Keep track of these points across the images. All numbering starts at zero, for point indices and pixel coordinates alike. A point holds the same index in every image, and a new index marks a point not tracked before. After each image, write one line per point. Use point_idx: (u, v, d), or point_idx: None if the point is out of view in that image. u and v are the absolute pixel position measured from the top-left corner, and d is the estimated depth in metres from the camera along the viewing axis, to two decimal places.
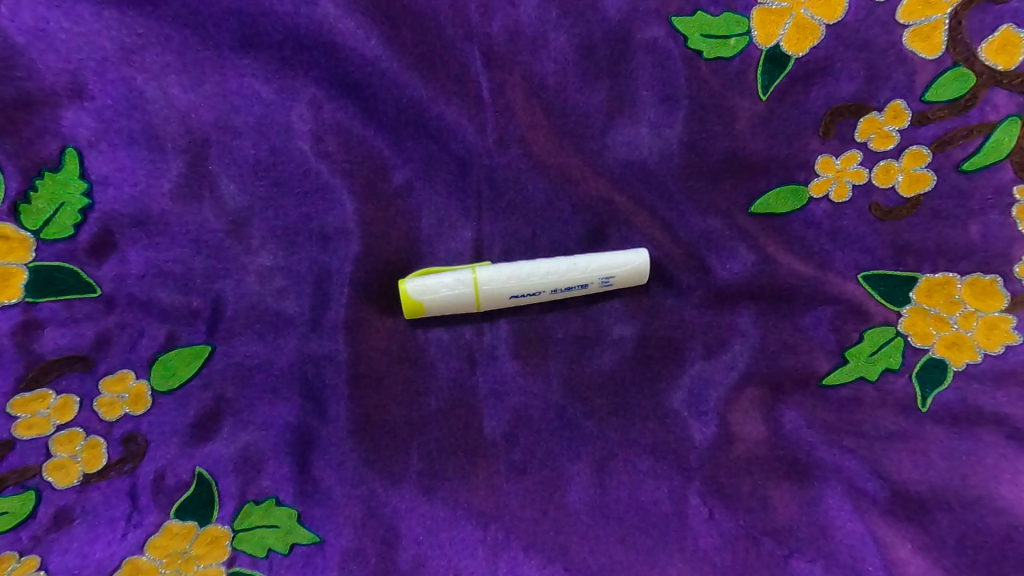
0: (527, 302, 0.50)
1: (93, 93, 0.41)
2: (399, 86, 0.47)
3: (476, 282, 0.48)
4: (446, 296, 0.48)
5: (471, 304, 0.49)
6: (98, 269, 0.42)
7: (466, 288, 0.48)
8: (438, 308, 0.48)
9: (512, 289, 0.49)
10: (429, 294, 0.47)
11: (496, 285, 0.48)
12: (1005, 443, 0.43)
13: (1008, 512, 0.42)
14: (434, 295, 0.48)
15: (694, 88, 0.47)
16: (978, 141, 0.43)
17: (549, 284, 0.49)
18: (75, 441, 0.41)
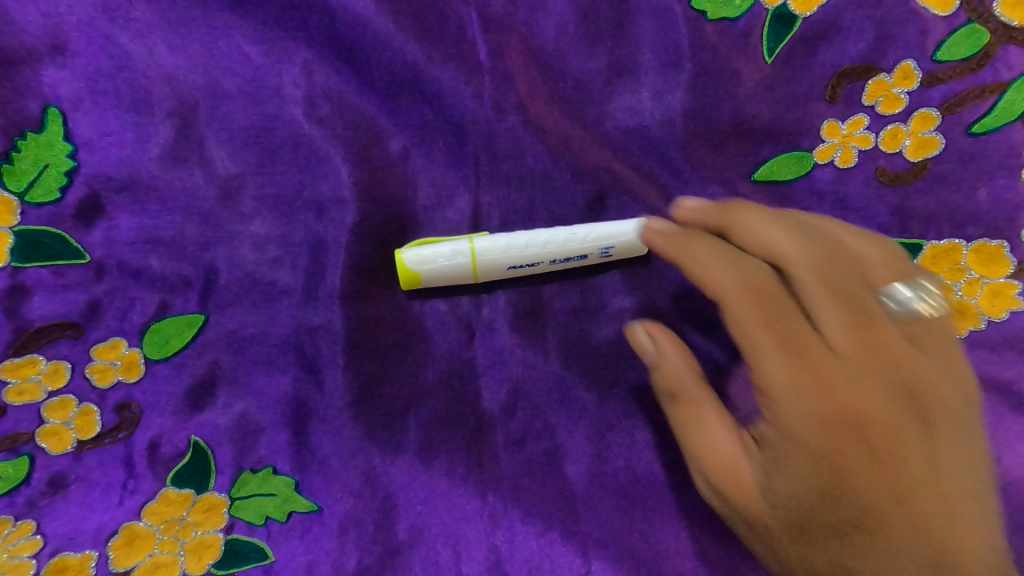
0: (526, 273, 0.49)
1: (76, 51, 0.40)
2: (393, 48, 0.45)
3: (474, 254, 0.47)
4: (443, 267, 0.47)
5: (469, 275, 0.48)
6: (87, 234, 0.41)
7: (464, 260, 0.47)
8: (435, 280, 0.48)
9: (511, 260, 0.48)
10: (426, 265, 0.47)
11: (494, 256, 0.47)
12: (1006, 411, 0.43)
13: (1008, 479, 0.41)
14: (433, 266, 0.47)
15: (698, 49, 0.45)
16: (990, 101, 0.42)
17: (548, 255, 0.48)
18: (67, 408, 0.40)
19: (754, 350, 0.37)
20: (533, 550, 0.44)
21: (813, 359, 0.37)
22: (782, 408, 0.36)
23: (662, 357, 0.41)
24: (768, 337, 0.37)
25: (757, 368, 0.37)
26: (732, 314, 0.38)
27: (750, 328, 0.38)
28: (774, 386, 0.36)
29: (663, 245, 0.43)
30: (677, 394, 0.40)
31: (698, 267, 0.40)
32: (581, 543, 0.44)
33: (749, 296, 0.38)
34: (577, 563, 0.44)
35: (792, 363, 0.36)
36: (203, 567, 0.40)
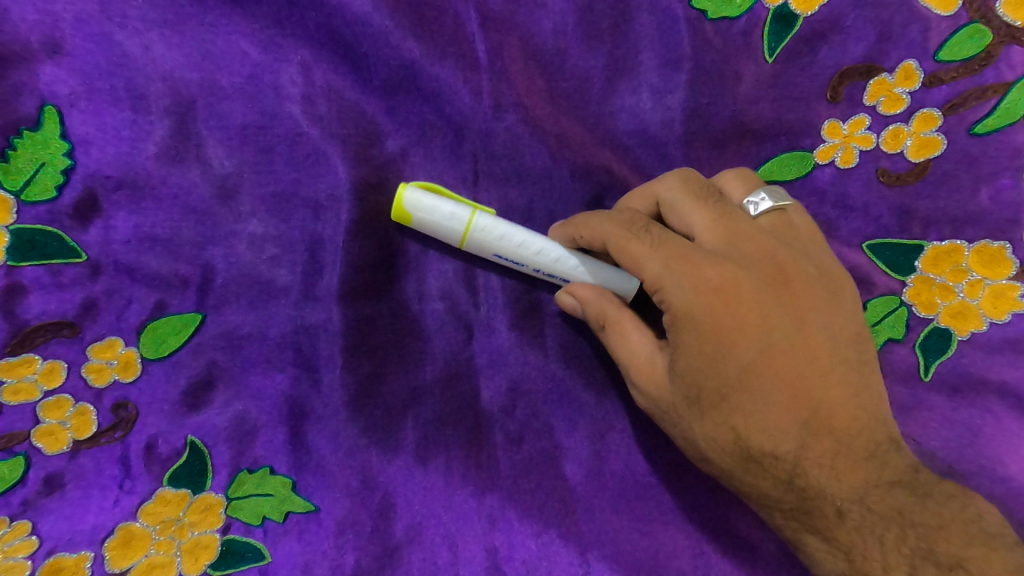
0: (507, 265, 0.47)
1: (73, 49, 0.40)
2: (392, 46, 0.45)
3: (469, 227, 0.45)
4: (434, 223, 0.45)
5: (454, 241, 0.46)
6: (83, 233, 0.41)
7: (457, 226, 0.45)
8: (424, 229, 0.46)
9: (499, 249, 0.46)
10: (420, 211, 0.45)
11: (486, 238, 0.45)
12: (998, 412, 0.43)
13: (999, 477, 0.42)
14: (426, 217, 0.45)
15: (698, 49, 0.45)
16: (993, 102, 0.41)
17: (535, 263, 0.46)
18: (63, 407, 0.40)
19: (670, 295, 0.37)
20: (530, 552, 0.44)
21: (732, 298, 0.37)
22: (705, 349, 0.36)
23: (587, 296, 0.43)
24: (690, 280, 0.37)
25: (668, 303, 0.38)
26: (644, 258, 0.38)
27: (663, 274, 0.37)
28: (694, 328, 0.36)
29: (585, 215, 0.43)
30: (609, 320, 0.42)
31: (608, 222, 0.41)
32: (578, 544, 0.44)
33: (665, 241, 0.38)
34: (575, 563, 0.44)
35: (708, 301, 0.36)
36: (199, 568, 0.40)
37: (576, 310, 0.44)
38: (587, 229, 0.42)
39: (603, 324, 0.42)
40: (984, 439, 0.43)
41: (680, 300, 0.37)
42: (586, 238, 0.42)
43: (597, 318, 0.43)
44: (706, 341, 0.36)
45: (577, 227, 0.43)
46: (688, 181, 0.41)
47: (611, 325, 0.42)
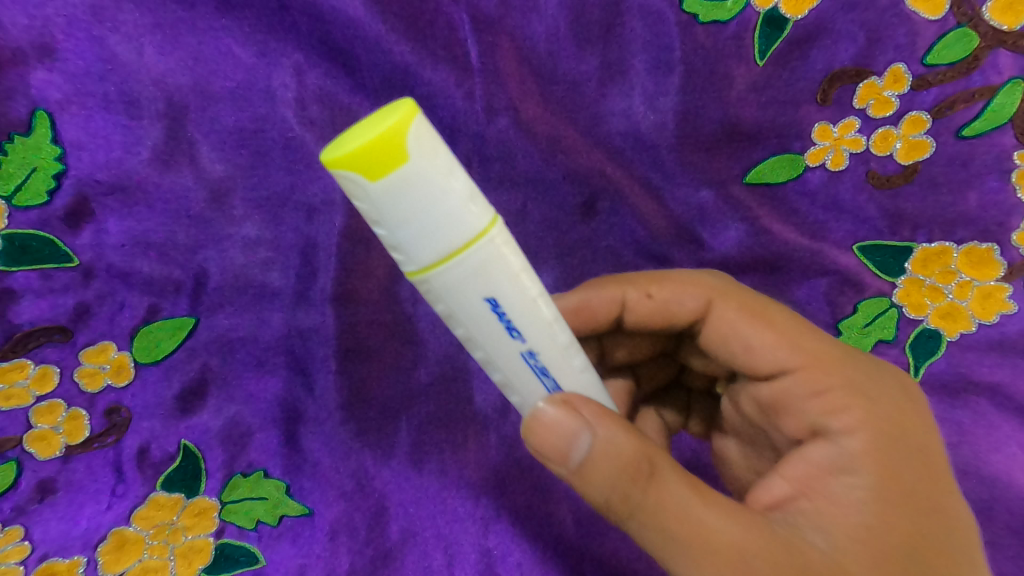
0: (483, 325, 0.31)
1: (63, 53, 0.40)
2: (384, 49, 0.45)
3: (478, 238, 0.28)
4: (415, 202, 0.27)
5: (439, 245, 0.28)
6: (75, 238, 0.41)
7: (469, 223, 0.28)
8: (399, 191, 0.27)
9: (499, 292, 0.30)
10: (405, 170, 0.26)
11: (499, 265, 0.29)
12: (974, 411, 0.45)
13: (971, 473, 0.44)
14: (429, 174, 0.27)
15: (690, 52, 0.45)
16: (980, 105, 0.42)
17: (532, 338, 0.32)
18: (55, 412, 0.40)
19: (839, 406, 0.36)
20: (524, 553, 0.44)
21: (903, 416, 0.36)
22: (879, 475, 0.34)
23: (612, 452, 0.32)
24: (857, 395, 0.36)
25: (850, 421, 0.35)
26: (791, 348, 0.39)
27: (834, 382, 0.37)
28: (872, 449, 0.35)
29: (664, 283, 0.44)
30: (654, 478, 0.32)
31: (725, 304, 0.42)
32: (572, 546, 0.45)
33: (816, 347, 0.39)
34: (568, 563, 0.44)
35: (889, 415, 0.36)
36: (193, 571, 0.41)
37: (582, 442, 0.32)
38: (663, 289, 0.44)
39: (650, 485, 0.32)
40: (963, 438, 0.45)
41: (850, 414, 0.36)
42: (661, 299, 0.43)
43: (633, 467, 0.32)
44: (883, 467, 0.34)
45: (644, 286, 0.44)
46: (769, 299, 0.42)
47: (663, 489, 0.32)
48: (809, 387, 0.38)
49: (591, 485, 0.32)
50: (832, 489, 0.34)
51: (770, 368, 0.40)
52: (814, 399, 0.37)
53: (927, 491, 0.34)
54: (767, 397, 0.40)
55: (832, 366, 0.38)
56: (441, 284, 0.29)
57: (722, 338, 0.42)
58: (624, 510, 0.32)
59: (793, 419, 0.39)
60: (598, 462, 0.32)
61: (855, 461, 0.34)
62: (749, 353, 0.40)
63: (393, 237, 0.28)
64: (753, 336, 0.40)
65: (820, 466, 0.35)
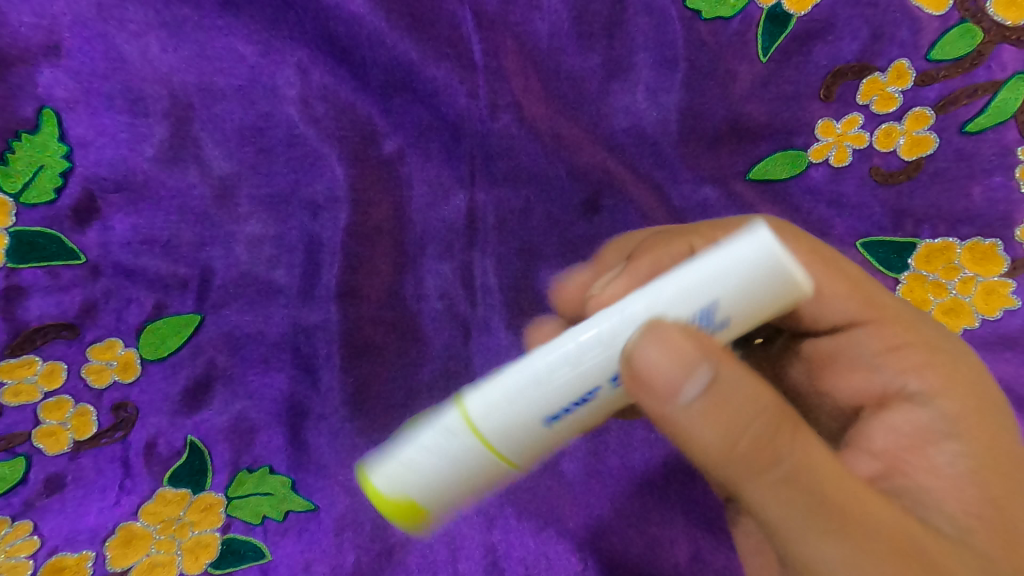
0: (527, 430, 0.27)
1: (70, 51, 0.40)
2: (387, 47, 0.45)
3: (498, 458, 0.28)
4: (417, 457, 0.29)
5: (449, 476, 0.29)
6: (82, 235, 0.41)
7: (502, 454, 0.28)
8: (429, 500, 0.29)
9: (506, 386, 0.27)
10: (398, 457, 0.29)
11: (489, 395, 0.27)
12: None
13: None
14: (420, 469, 0.29)
15: (693, 48, 0.45)
16: (983, 101, 0.42)
17: (582, 382, 0.27)
18: (63, 408, 0.41)
19: (917, 366, 0.33)
20: (528, 549, 0.45)
21: (979, 384, 0.33)
22: (981, 439, 0.31)
23: (730, 390, 0.27)
24: (933, 351, 0.33)
25: (936, 368, 0.32)
26: (864, 300, 0.35)
27: (906, 339, 0.34)
28: (969, 406, 0.32)
29: (714, 233, 0.42)
30: (792, 421, 0.27)
31: (794, 237, 0.36)
32: (576, 542, 0.45)
33: (882, 300, 0.35)
34: (572, 559, 0.45)
35: (974, 373, 0.33)
36: (199, 566, 0.41)
37: (690, 388, 0.27)
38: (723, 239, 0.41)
39: (792, 429, 0.27)
40: None
41: (933, 372, 0.32)
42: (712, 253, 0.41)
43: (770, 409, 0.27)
44: (982, 429, 0.31)
45: (707, 236, 0.42)
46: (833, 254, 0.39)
47: (799, 435, 0.27)
48: (882, 341, 0.34)
49: (706, 428, 0.27)
50: (932, 460, 0.30)
51: (840, 318, 0.36)
52: (887, 356, 0.34)
53: (1006, 465, 0.31)
54: (824, 350, 0.36)
55: (922, 328, 0.35)
56: (491, 456, 0.28)
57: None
58: (756, 459, 0.27)
59: (857, 376, 0.35)
60: (720, 403, 0.27)
61: (953, 425, 0.31)
62: (821, 301, 0.35)
63: (428, 501, 0.29)
64: (823, 276, 0.35)
65: (911, 435, 0.31)
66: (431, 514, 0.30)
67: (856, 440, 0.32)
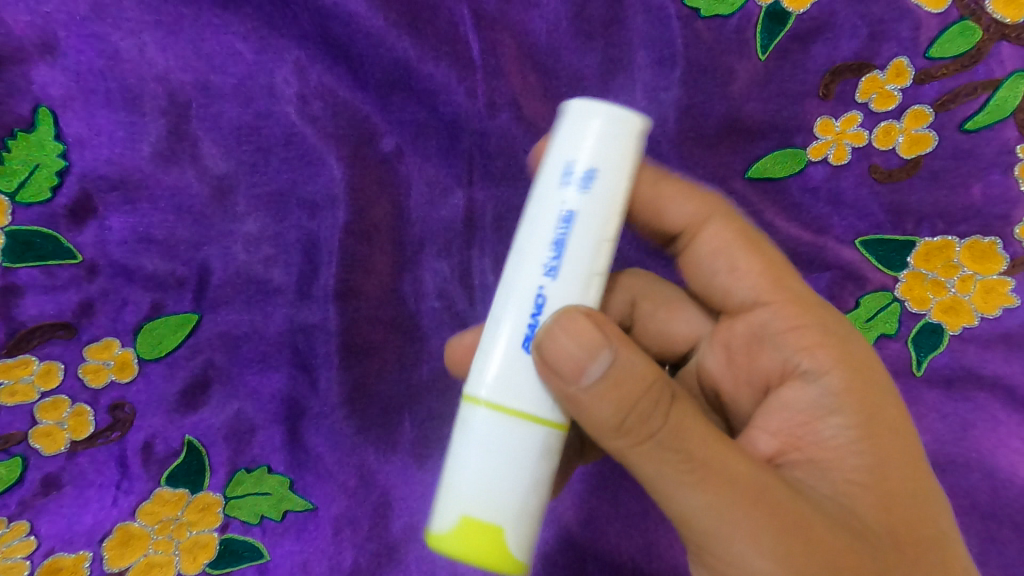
0: (526, 377, 0.29)
1: (65, 50, 0.40)
2: (386, 46, 0.45)
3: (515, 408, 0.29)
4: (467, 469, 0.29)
5: (505, 468, 0.28)
6: (78, 234, 0.41)
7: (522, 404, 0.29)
8: (500, 510, 0.28)
9: (500, 354, 0.29)
10: (450, 487, 0.29)
11: (495, 375, 0.29)
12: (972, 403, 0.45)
13: (972, 465, 0.45)
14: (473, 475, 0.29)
15: (691, 47, 0.45)
16: (982, 99, 0.42)
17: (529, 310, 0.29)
18: (60, 408, 0.40)
19: (819, 344, 0.34)
20: None
21: (873, 374, 0.34)
22: (863, 413, 0.33)
23: (630, 378, 0.28)
24: (833, 337, 0.35)
25: (836, 352, 0.34)
26: (774, 282, 0.37)
27: (811, 321, 0.35)
28: (854, 388, 0.33)
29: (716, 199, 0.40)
30: (675, 401, 0.28)
31: (721, 224, 0.39)
32: (574, 541, 0.45)
33: (793, 282, 0.37)
34: (572, 559, 0.45)
35: (863, 356, 0.34)
36: (197, 566, 0.41)
37: (592, 371, 0.27)
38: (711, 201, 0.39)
39: (678, 412, 0.28)
40: (965, 432, 0.45)
41: (827, 352, 0.34)
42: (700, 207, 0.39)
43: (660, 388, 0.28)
44: (865, 405, 0.33)
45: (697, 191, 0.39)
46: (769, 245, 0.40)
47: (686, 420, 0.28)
48: (786, 321, 0.36)
49: (602, 409, 0.28)
50: (819, 434, 0.33)
51: (748, 295, 0.37)
52: (792, 335, 0.35)
53: (888, 439, 0.32)
54: (743, 331, 0.38)
55: (827, 312, 0.36)
56: (521, 420, 0.28)
57: (710, 257, 0.39)
58: (638, 433, 0.28)
59: (767, 355, 0.36)
60: (617, 385, 0.27)
61: (837, 402, 0.33)
62: (732, 274, 0.38)
63: (497, 513, 0.28)
64: (742, 257, 0.38)
65: (806, 411, 0.33)
66: (513, 531, 0.29)
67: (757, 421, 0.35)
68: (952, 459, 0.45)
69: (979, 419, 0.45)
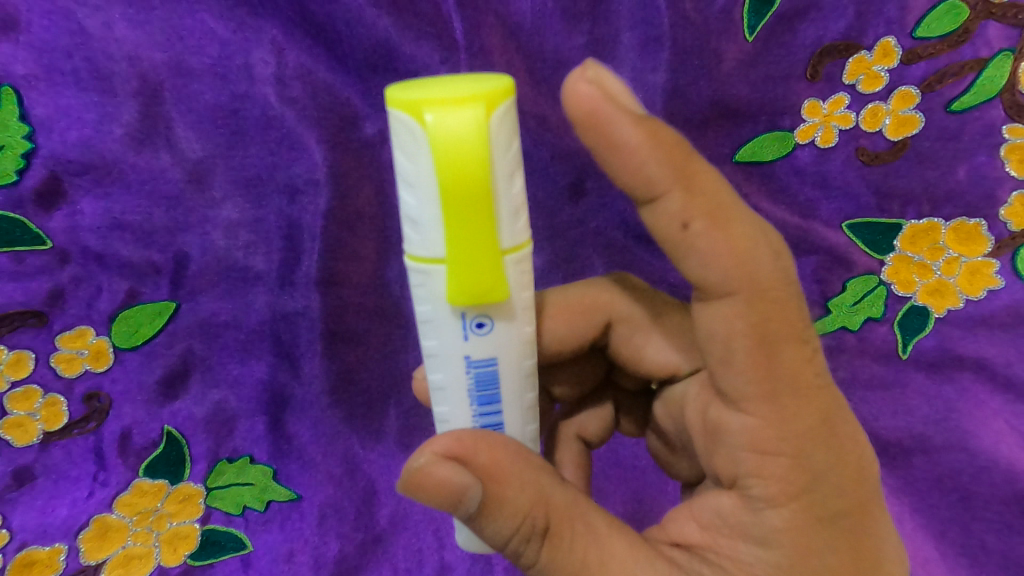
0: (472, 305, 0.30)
1: (28, 26, 0.38)
2: (365, 24, 0.43)
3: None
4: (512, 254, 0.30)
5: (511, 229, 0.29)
6: (48, 219, 0.40)
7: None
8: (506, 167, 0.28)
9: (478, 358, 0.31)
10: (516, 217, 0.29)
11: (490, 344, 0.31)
12: (953, 388, 0.46)
13: (954, 448, 0.45)
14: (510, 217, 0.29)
15: (678, 28, 0.44)
16: (970, 78, 0.41)
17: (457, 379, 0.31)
18: (32, 398, 0.40)
19: (773, 473, 0.31)
20: None
21: (829, 513, 0.31)
22: (790, 557, 0.31)
23: (501, 512, 0.29)
24: (800, 471, 0.31)
25: (787, 470, 0.31)
26: (767, 394, 0.30)
27: (784, 448, 0.31)
28: (796, 531, 0.31)
29: (713, 231, 0.30)
30: (549, 534, 0.30)
31: (737, 310, 0.30)
32: None
33: (798, 397, 0.30)
34: None
35: (829, 502, 0.31)
36: (178, 558, 0.41)
37: (472, 496, 0.29)
38: (704, 233, 0.30)
39: (553, 546, 0.30)
40: (949, 415, 0.46)
41: (782, 487, 0.31)
42: (689, 242, 0.30)
43: (527, 528, 0.30)
44: (798, 547, 0.31)
45: (688, 211, 0.30)
46: (808, 344, 0.31)
47: (560, 552, 0.30)
48: (751, 442, 0.31)
49: (481, 533, 0.30)
50: (736, 550, 0.32)
51: (728, 393, 0.32)
52: (751, 454, 0.32)
53: (831, 542, 0.31)
54: (713, 416, 0.34)
55: (816, 444, 0.31)
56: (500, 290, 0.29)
57: (708, 342, 0.31)
58: (520, 559, 0.31)
59: (722, 452, 0.34)
60: (487, 516, 0.29)
61: (769, 536, 0.31)
62: (722, 367, 0.31)
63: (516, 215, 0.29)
64: (739, 358, 0.30)
65: (725, 518, 0.33)
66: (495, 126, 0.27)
67: (693, 505, 0.35)
68: (935, 440, 0.45)
69: (961, 402, 0.45)
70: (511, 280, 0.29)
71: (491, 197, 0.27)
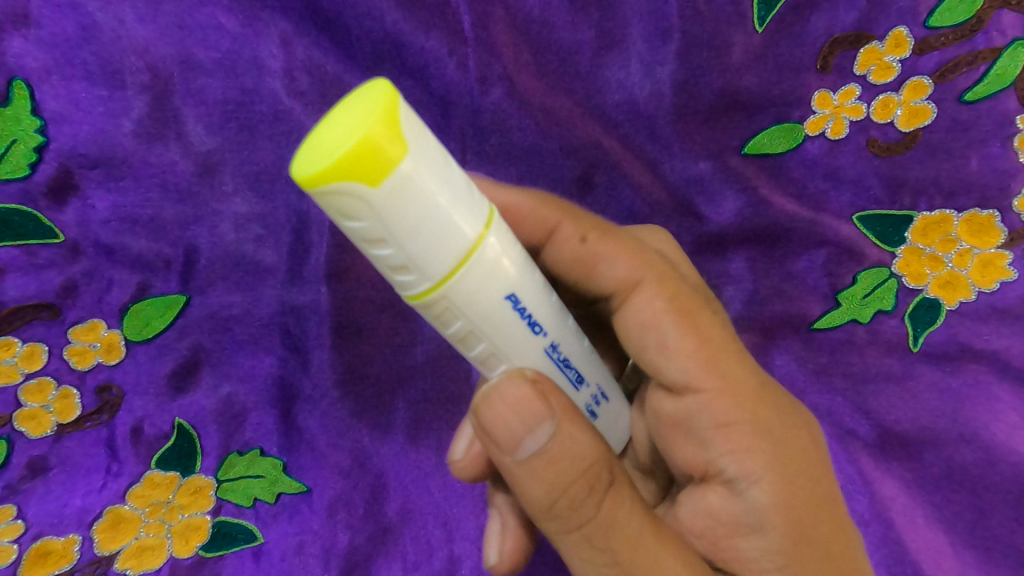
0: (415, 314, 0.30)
1: (41, 20, 0.38)
2: (373, 17, 0.43)
3: (488, 214, 0.27)
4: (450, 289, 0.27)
5: (437, 274, 0.26)
6: (59, 213, 0.39)
7: (471, 213, 0.27)
8: (419, 211, 0.25)
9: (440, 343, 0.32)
10: (445, 260, 0.26)
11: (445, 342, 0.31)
12: (963, 380, 0.46)
13: (966, 442, 0.45)
14: (436, 263, 0.26)
15: (688, 19, 0.43)
16: (983, 69, 0.41)
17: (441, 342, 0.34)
18: (45, 391, 0.40)
19: (742, 449, 0.34)
20: None
21: (805, 482, 0.34)
22: (787, 535, 0.33)
23: (566, 453, 0.30)
24: (760, 435, 0.35)
25: (753, 449, 0.34)
26: (706, 366, 0.35)
27: (741, 417, 0.35)
28: (782, 506, 0.34)
29: (603, 237, 0.41)
30: (611, 492, 0.30)
31: (653, 289, 0.38)
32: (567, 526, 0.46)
33: (740, 365, 0.36)
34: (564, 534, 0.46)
35: (795, 470, 0.34)
36: (190, 549, 0.42)
37: (542, 427, 0.30)
38: (601, 240, 0.41)
39: (612, 508, 0.30)
40: (959, 407, 0.45)
41: (754, 462, 0.34)
42: (593, 247, 0.40)
43: (596, 470, 0.30)
44: (789, 522, 0.33)
45: (581, 227, 0.41)
46: (721, 314, 0.38)
47: (617, 505, 0.30)
48: (715, 419, 0.35)
49: (537, 481, 0.30)
50: (739, 547, 0.34)
51: (679, 378, 0.36)
52: (717, 433, 0.35)
53: (819, 505, 0.34)
54: (668, 413, 0.37)
55: (771, 414, 0.35)
56: (436, 318, 0.28)
57: (644, 327, 0.38)
58: (571, 517, 0.30)
59: (689, 443, 0.36)
60: (556, 459, 0.30)
61: (763, 518, 0.34)
62: (663, 352, 0.37)
63: (445, 255, 0.26)
64: (673, 332, 0.36)
65: (724, 520, 0.35)
66: (391, 184, 0.24)
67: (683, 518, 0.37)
68: (945, 433, 0.45)
69: (971, 395, 0.45)
70: (442, 312, 0.28)
71: (391, 252, 0.26)
